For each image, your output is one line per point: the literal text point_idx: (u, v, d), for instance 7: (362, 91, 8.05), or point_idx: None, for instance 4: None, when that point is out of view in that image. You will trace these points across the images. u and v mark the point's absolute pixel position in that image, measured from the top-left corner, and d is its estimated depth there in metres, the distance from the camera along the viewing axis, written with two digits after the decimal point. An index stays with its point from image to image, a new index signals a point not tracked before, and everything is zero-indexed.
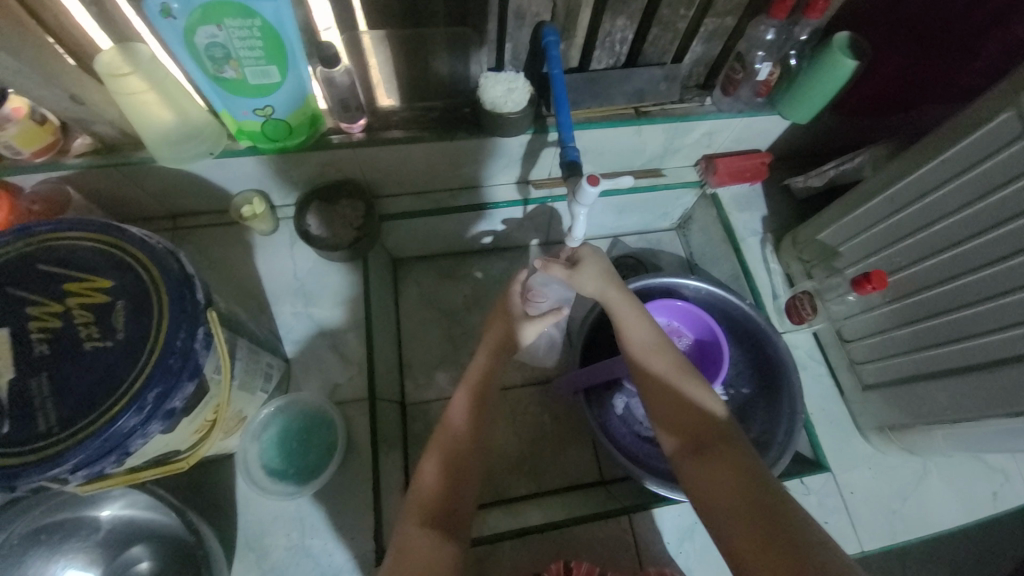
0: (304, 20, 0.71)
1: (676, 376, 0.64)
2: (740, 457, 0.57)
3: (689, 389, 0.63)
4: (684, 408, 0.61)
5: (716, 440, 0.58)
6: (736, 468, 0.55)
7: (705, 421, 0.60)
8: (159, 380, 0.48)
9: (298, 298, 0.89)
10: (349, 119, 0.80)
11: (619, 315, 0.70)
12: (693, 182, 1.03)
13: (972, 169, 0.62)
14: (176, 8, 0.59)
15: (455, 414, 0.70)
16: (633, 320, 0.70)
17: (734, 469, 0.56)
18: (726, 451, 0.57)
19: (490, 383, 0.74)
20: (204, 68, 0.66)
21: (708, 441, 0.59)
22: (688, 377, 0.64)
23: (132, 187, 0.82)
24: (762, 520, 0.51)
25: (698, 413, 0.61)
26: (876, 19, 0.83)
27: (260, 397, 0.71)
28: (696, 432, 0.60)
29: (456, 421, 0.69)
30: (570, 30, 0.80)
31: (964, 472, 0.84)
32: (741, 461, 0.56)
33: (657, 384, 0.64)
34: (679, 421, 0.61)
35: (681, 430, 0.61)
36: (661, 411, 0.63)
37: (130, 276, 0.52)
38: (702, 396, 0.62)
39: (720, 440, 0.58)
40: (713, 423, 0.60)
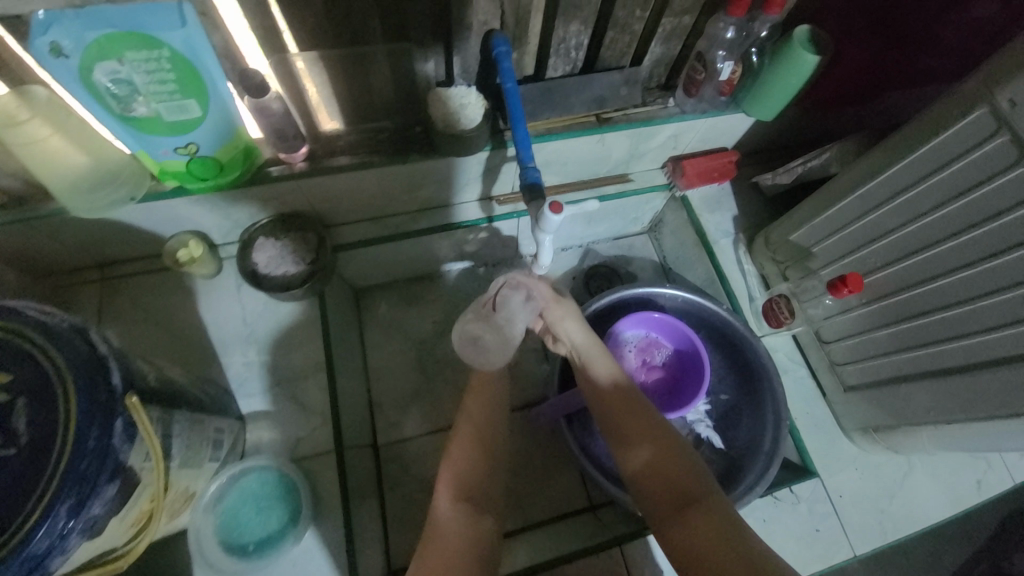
0: (221, 45, 0.63)
1: (650, 425, 0.64)
2: (721, 512, 0.56)
3: (663, 442, 0.63)
4: (659, 465, 0.61)
5: (696, 496, 0.58)
6: (716, 526, 0.55)
7: (678, 475, 0.60)
8: (72, 490, 0.41)
9: (249, 345, 0.82)
10: (288, 149, 0.73)
11: (596, 366, 0.70)
12: (660, 186, 1.00)
13: (940, 171, 0.61)
14: (66, 45, 0.51)
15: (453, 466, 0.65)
16: (608, 374, 0.69)
17: (713, 528, 0.55)
18: (704, 508, 0.57)
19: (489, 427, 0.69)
20: (110, 108, 0.58)
21: (684, 497, 0.59)
22: (657, 428, 0.64)
23: (48, 240, 0.73)
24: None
25: (678, 475, 0.60)
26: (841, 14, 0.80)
27: (210, 467, 0.65)
28: (675, 491, 0.59)
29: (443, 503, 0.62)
30: (521, 38, 0.75)
31: (948, 465, 0.84)
32: (718, 518, 0.56)
33: (638, 437, 0.64)
34: (657, 478, 0.61)
35: (662, 491, 0.60)
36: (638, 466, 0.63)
37: (29, 366, 0.44)
38: (675, 450, 0.62)
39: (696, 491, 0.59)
40: (685, 477, 0.60)
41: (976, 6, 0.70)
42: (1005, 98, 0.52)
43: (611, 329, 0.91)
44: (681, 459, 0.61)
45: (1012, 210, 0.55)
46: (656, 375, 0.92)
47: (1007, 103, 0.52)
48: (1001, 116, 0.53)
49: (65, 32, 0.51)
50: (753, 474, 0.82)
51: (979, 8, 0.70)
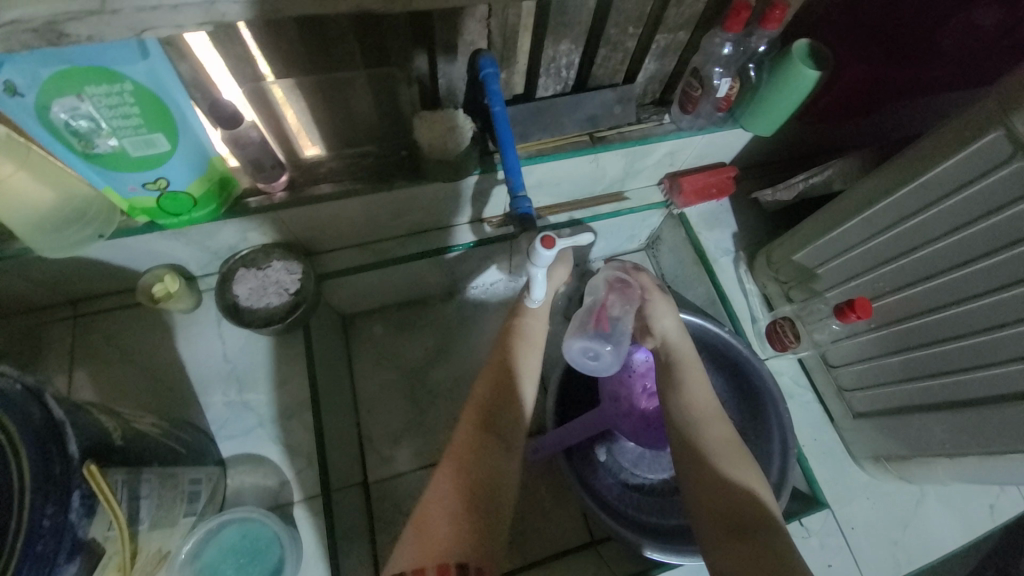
0: (191, 75, 0.59)
1: (723, 457, 0.62)
2: (782, 549, 0.53)
3: (734, 466, 0.61)
4: (723, 488, 0.59)
5: (755, 528, 0.55)
6: (774, 561, 0.52)
7: (743, 501, 0.58)
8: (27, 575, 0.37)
9: (230, 384, 0.78)
10: (267, 178, 0.69)
11: (690, 375, 0.70)
12: (657, 204, 0.97)
13: (952, 195, 0.57)
14: (20, 83, 0.48)
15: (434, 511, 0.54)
16: (699, 386, 0.68)
17: (771, 561, 0.52)
18: (763, 542, 0.54)
19: (481, 466, 0.58)
20: (71, 147, 0.54)
21: (744, 527, 0.56)
22: (737, 449, 0.63)
23: (13, 280, 0.69)
24: None
25: (742, 501, 0.58)
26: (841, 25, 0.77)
27: (186, 523, 0.61)
28: (734, 519, 0.57)
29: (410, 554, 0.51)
30: (509, 58, 0.71)
31: (960, 490, 0.81)
32: (776, 553, 0.53)
33: (709, 456, 0.62)
34: (717, 502, 0.59)
35: (721, 515, 0.57)
36: (702, 486, 0.60)
37: None
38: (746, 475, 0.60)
39: (761, 530, 0.55)
40: (749, 506, 0.57)
41: (978, 10, 0.69)
42: (1021, 121, 0.49)
43: None
44: (751, 488, 0.59)
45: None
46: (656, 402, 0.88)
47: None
48: (1017, 139, 0.50)
49: (18, 69, 0.47)
50: None
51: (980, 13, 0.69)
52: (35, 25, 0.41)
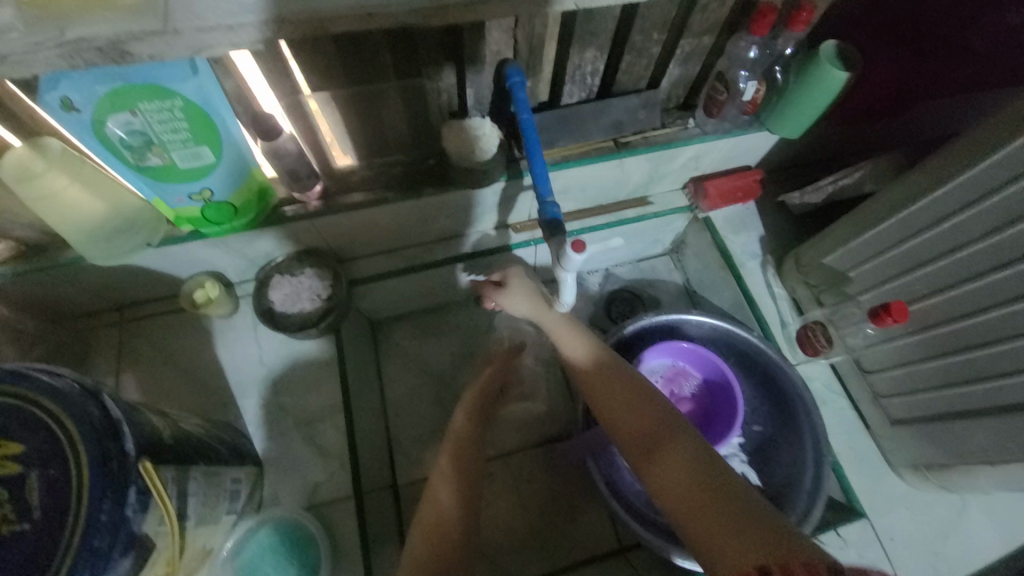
0: (235, 91, 0.62)
1: (662, 422, 0.55)
2: (696, 446, 0.51)
3: (635, 385, 0.59)
4: (632, 410, 0.57)
5: (664, 435, 0.53)
6: (693, 459, 0.50)
7: (650, 414, 0.56)
8: (86, 567, 0.39)
9: (266, 387, 0.81)
10: (302, 188, 0.72)
11: (558, 327, 0.69)
12: (682, 208, 0.97)
13: (992, 194, 0.56)
14: (77, 100, 0.51)
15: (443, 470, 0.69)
16: (567, 331, 0.68)
17: (687, 461, 0.50)
18: (675, 446, 0.52)
19: (472, 437, 0.75)
20: (124, 159, 0.58)
21: (658, 438, 0.54)
22: (631, 373, 0.61)
23: (67, 287, 0.73)
24: (713, 507, 0.46)
25: (644, 419, 0.56)
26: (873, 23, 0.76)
27: (227, 520, 0.63)
28: (645, 435, 0.55)
29: (444, 496, 0.66)
30: (535, 67, 0.73)
31: (1007, 502, 0.77)
32: (691, 450, 0.51)
33: (607, 386, 0.61)
34: (630, 427, 0.56)
35: (633, 436, 0.56)
36: (613, 419, 0.58)
37: (41, 435, 0.43)
38: (649, 391, 0.59)
39: (676, 443, 0.52)
40: (657, 419, 0.55)
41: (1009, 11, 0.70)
42: None
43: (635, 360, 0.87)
44: (655, 401, 0.57)
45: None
46: (684, 407, 0.89)
47: None
48: None
49: (76, 87, 0.51)
50: (796, 515, 0.76)
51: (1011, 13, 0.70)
52: (100, 45, 0.44)
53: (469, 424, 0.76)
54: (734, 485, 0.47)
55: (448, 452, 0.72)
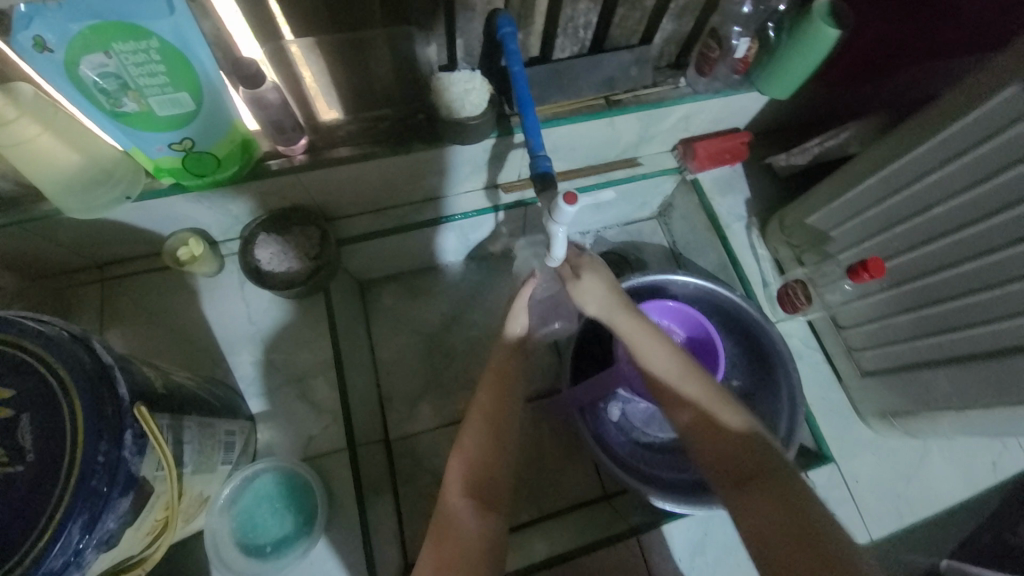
0: (213, 34, 0.59)
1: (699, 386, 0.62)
2: (790, 483, 0.54)
3: (719, 417, 0.60)
4: (728, 440, 0.58)
5: (763, 470, 0.56)
6: (785, 498, 0.53)
7: (737, 451, 0.58)
8: (83, 507, 0.40)
9: (256, 344, 0.81)
10: (287, 141, 0.70)
11: (639, 338, 0.65)
12: (671, 169, 0.97)
13: (971, 150, 0.58)
14: (50, 39, 0.49)
15: (469, 442, 0.64)
16: (657, 345, 0.64)
17: (782, 499, 0.53)
18: (772, 481, 0.55)
19: (506, 407, 0.67)
20: (99, 104, 0.55)
21: (754, 470, 0.56)
22: (717, 399, 0.61)
23: (43, 242, 0.71)
24: (796, 543, 0.50)
25: (745, 444, 0.57)
26: None
27: (223, 470, 0.64)
28: (741, 466, 0.57)
29: (458, 469, 0.63)
30: (527, 17, 0.71)
31: (964, 447, 0.83)
32: (787, 489, 0.54)
33: (691, 413, 0.61)
34: (719, 452, 0.58)
35: (727, 462, 0.58)
36: (704, 445, 0.60)
37: (33, 380, 0.43)
38: (745, 422, 0.59)
39: (774, 476, 0.55)
40: (761, 451, 0.57)
41: None
42: None
43: None
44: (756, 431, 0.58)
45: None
46: None
47: None
48: None
49: (48, 25, 0.48)
50: None
51: None
52: None
53: (501, 393, 0.67)
54: (824, 525, 0.50)
55: (474, 424, 0.65)
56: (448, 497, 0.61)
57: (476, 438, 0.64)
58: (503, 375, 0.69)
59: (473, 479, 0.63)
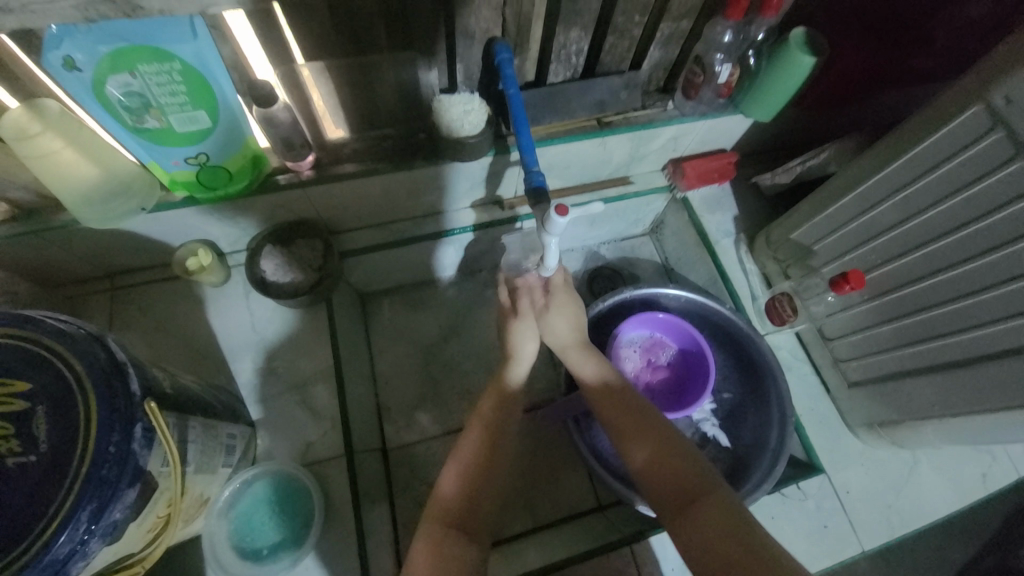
0: (231, 57, 0.64)
1: (649, 420, 0.66)
2: (727, 503, 0.57)
3: (662, 438, 0.64)
4: (667, 466, 0.62)
5: (701, 490, 0.58)
6: (721, 516, 0.55)
7: (680, 472, 0.61)
8: (93, 494, 0.42)
9: (258, 352, 0.83)
10: (295, 157, 0.73)
11: (589, 366, 0.72)
12: (662, 188, 1.01)
13: (940, 166, 0.61)
14: (79, 59, 0.53)
15: (466, 448, 0.68)
16: (602, 372, 0.71)
17: (719, 517, 0.55)
18: (710, 501, 0.57)
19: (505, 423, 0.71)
20: (122, 120, 0.59)
21: (693, 491, 0.59)
22: (660, 425, 0.65)
23: (59, 252, 0.74)
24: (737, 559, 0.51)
25: (686, 469, 0.61)
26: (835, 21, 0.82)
27: (223, 472, 0.65)
28: (681, 488, 0.60)
29: (454, 475, 0.66)
30: (523, 45, 0.76)
31: (953, 459, 0.84)
32: (723, 508, 0.56)
33: (638, 436, 0.65)
34: (661, 471, 0.62)
35: (667, 487, 0.61)
36: (647, 471, 0.63)
37: (51, 373, 0.45)
38: (685, 446, 0.63)
39: (709, 496, 0.58)
40: (696, 474, 0.60)
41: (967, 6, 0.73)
42: (1000, 94, 0.53)
43: (615, 331, 0.92)
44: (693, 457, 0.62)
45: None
46: (661, 374, 0.93)
47: (1001, 99, 0.54)
48: (997, 112, 0.54)
49: (78, 46, 0.52)
50: (761, 471, 0.82)
51: (971, 8, 0.73)
52: None
53: (502, 410, 0.71)
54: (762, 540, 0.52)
55: (477, 433, 0.69)
56: (442, 487, 0.65)
57: (476, 442, 0.68)
58: (504, 393, 0.73)
59: (467, 483, 0.65)
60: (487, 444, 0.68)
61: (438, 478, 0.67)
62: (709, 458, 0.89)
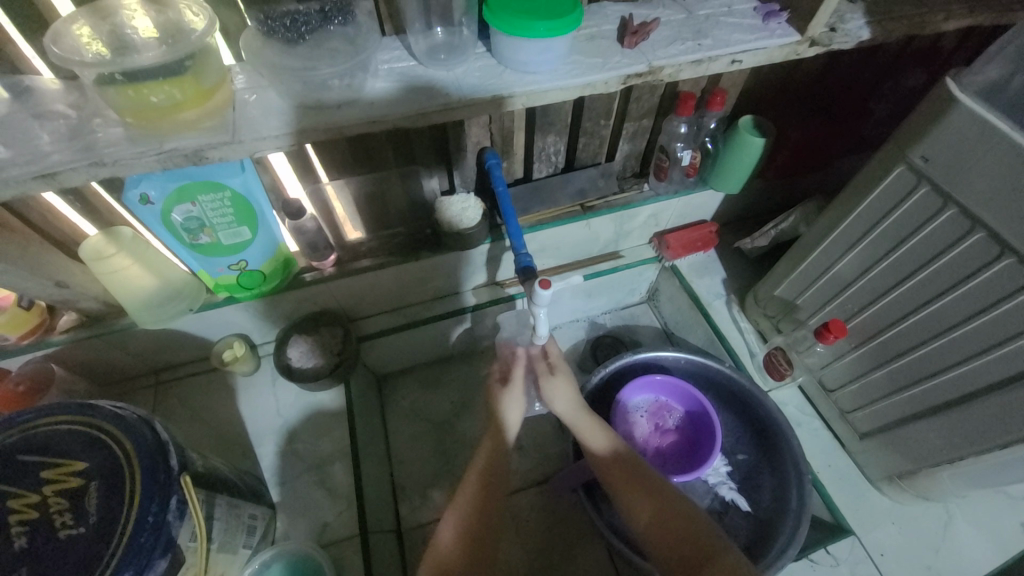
0: (270, 183, 0.79)
1: (651, 481, 0.69)
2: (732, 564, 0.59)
3: (665, 499, 0.66)
4: (671, 527, 0.64)
5: (706, 552, 0.61)
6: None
7: (685, 533, 0.63)
8: (131, 562, 0.46)
9: (281, 436, 0.89)
10: (319, 257, 0.86)
11: (590, 428, 0.74)
12: (650, 258, 1.10)
13: (885, 220, 0.68)
14: (153, 195, 0.67)
15: (462, 500, 0.70)
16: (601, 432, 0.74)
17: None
18: (716, 562, 0.60)
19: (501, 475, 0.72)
20: (181, 238, 0.73)
21: (699, 552, 0.61)
22: (660, 486, 0.68)
23: (116, 352, 0.85)
24: None
25: (690, 530, 0.63)
26: (798, 104, 0.95)
27: (244, 553, 0.68)
28: (686, 549, 0.62)
29: (449, 531, 0.67)
30: (508, 151, 0.90)
31: (989, 509, 0.79)
32: (729, 569, 0.59)
33: (643, 496, 0.67)
34: (666, 532, 0.64)
35: (673, 548, 0.63)
36: (651, 532, 0.65)
37: (107, 452, 0.52)
38: (687, 507, 0.66)
39: (715, 557, 0.60)
40: (700, 535, 0.63)
41: (906, 77, 0.92)
42: (917, 156, 0.62)
43: (619, 397, 0.95)
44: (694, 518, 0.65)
45: (962, 240, 0.60)
46: (671, 438, 0.94)
47: (918, 160, 0.62)
48: (918, 170, 0.62)
49: (154, 186, 0.66)
50: (786, 535, 0.79)
51: (907, 80, 0.92)
52: None
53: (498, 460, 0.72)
54: None
55: (471, 485, 0.70)
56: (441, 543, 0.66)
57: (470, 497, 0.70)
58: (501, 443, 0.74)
59: (461, 537, 0.66)
60: (483, 498, 0.70)
61: (435, 535, 0.67)
62: (730, 526, 0.85)
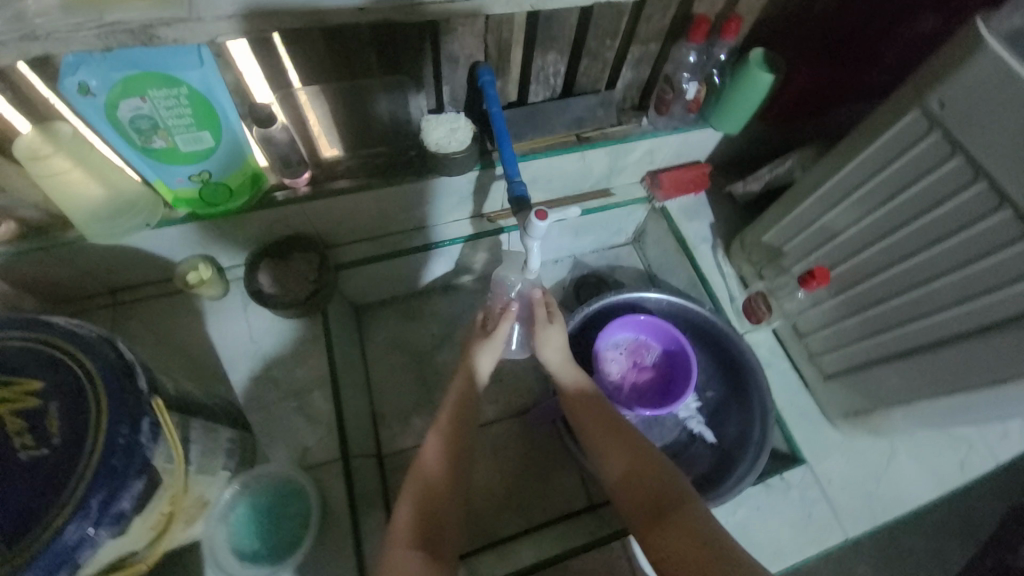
0: (233, 82, 0.69)
1: (626, 430, 0.71)
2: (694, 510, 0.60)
3: (641, 450, 0.68)
4: (641, 479, 0.65)
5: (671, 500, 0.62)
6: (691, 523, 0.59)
7: (653, 481, 0.65)
8: (104, 483, 0.44)
9: (256, 362, 0.86)
10: (292, 174, 0.78)
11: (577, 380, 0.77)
12: (641, 199, 1.06)
13: (887, 167, 0.67)
14: (94, 85, 0.57)
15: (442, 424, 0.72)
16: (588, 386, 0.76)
17: (686, 524, 0.59)
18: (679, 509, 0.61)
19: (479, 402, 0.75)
20: (131, 140, 0.63)
21: (664, 498, 0.63)
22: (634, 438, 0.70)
23: (66, 268, 0.77)
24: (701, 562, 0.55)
25: (656, 479, 0.65)
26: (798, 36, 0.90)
27: (222, 476, 0.67)
28: (653, 499, 0.63)
29: (432, 456, 0.69)
30: (504, 67, 0.82)
31: (931, 449, 0.88)
32: (690, 516, 0.60)
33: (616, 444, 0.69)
34: (634, 480, 0.66)
35: (639, 496, 0.64)
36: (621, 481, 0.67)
37: (65, 371, 0.48)
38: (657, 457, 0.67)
39: (679, 502, 0.61)
40: (667, 485, 0.64)
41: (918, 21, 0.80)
42: (934, 100, 0.59)
43: (600, 334, 0.95)
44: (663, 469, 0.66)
45: (962, 190, 0.60)
46: (647, 375, 0.96)
47: (936, 105, 0.59)
48: (933, 115, 0.60)
49: (93, 73, 0.56)
50: (745, 464, 0.85)
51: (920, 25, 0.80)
52: None
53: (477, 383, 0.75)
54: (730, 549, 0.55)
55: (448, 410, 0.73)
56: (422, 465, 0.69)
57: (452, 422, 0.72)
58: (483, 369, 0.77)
59: (436, 462, 0.69)
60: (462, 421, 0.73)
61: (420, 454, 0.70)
62: (694, 454, 0.91)
